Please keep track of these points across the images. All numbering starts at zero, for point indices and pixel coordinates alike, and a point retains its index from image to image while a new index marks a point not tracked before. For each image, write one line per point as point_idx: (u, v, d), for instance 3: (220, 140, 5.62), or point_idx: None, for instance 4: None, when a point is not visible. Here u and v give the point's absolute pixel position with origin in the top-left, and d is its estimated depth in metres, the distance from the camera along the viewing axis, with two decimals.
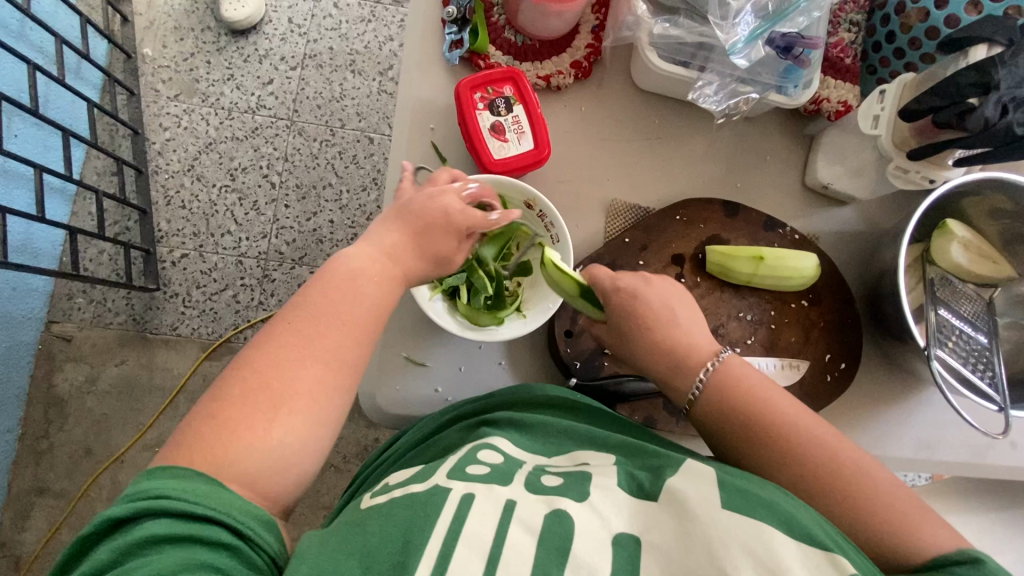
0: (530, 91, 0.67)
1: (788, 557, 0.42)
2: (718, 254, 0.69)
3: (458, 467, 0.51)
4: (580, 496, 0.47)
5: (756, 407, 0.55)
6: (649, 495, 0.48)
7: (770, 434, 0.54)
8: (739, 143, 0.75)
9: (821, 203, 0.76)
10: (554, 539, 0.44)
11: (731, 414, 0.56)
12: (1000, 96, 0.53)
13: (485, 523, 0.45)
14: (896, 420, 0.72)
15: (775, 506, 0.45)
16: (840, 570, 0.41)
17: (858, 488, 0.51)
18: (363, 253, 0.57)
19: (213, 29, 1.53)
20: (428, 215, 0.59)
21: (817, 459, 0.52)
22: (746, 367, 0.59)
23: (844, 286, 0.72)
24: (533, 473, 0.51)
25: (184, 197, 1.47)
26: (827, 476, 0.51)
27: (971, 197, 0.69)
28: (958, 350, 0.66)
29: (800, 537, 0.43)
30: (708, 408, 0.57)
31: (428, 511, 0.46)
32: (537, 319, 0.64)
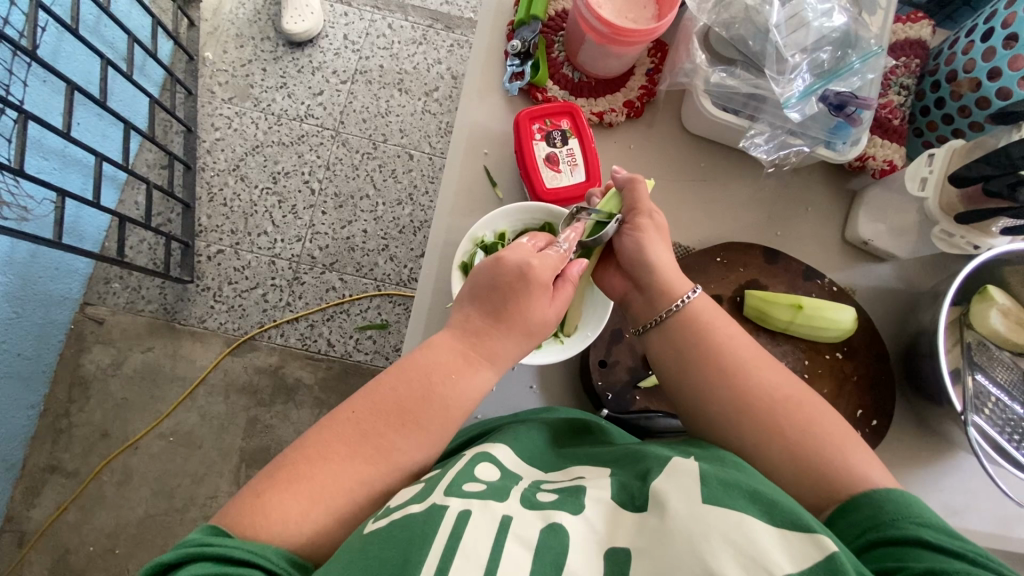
0: (587, 126, 0.67)
1: (771, 548, 0.41)
2: (757, 298, 0.69)
3: (455, 483, 0.50)
4: (575, 509, 0.48)
5: (709, 340, 0.60)
6: (636, 504, 0.48)
7: (716, 364, 0.59)
8: (781, 192, 0.78)
9: (860, 257, 0.77)
10: (551, 554, 0.44)
11: (683, 345, 0.60)
12: None
13: (481, 536, 0.45)
14: (925, 483, 0.71)
15: (757, 498, 0.45)
16: (824, 550, 0.41)
17: (791, 421, 0.55)
18: (450, 347, 0.59)
19: (272, 39, 1.60)
20: (514, 282, 0.59)
21: (753, 390, 0.57)
22: (712, 307, 0.62)
23: (880, 342, 0.72)
24: (528, 489, 0.51)
25: (227, 195, 1.52)
26: (758, 406, 0.56)
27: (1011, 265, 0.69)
28: (994, 418, 0.66)
29: (782, 524, 0.43)
30: (659, 336, 0.62)
31: (424, 530, 0.45)
32: (576, 346, 0.65)
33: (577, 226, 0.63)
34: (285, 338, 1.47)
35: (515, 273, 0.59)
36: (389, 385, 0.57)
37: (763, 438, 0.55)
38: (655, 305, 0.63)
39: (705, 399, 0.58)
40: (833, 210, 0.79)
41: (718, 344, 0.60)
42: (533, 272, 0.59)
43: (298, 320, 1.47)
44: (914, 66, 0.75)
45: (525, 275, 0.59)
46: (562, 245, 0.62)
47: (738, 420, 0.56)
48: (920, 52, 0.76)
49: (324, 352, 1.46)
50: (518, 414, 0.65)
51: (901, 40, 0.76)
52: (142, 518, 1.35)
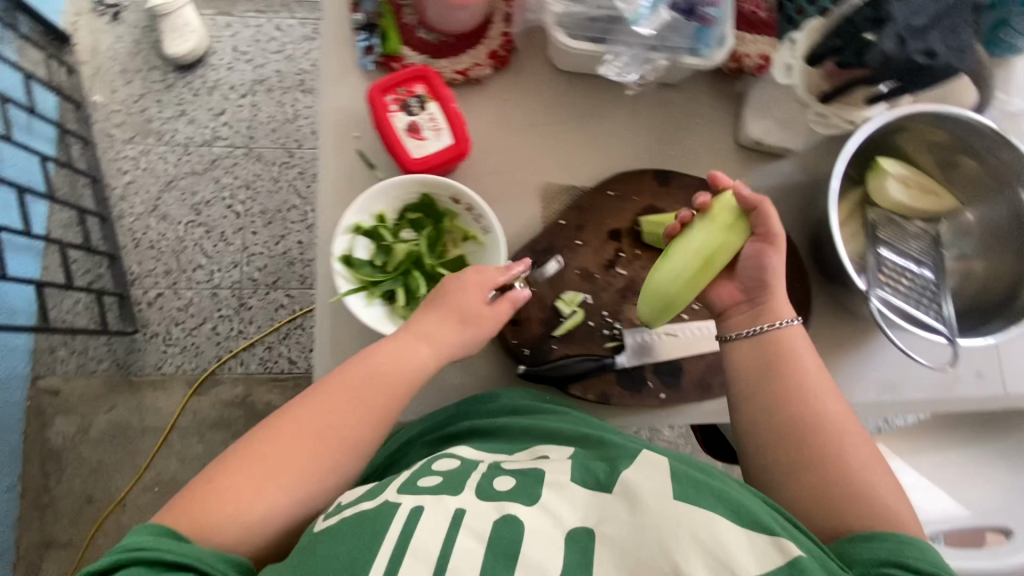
0: (443, 87, 0.64)
1: (735, 548, 0.44)
2: (651, 224, 0.68)
3: (410, 481, 0.53)
4: (530, 499, 0.50)
5: (792, 364, 0.61)
6: (604, 486, 0.50)
7: (794, 380, 0.60)
8: (667, 109, 0.77)
9: (756, 158, 0.77)
10: (504, 544, 0.46)
11: (766, 358, 0.61)
12: (896, 29, 0.52)
13: (434, 532, 0.46)
14: (851, 365, 0.73)
15: (726, 497, 0.48)
16: (785, 554, 0.44)
17: (833, 453, 0.56)
18: (403, 338, 0.59)
19: (159, 67, 1.53)
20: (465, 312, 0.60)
21: (823, 409, 0.58)
22: (803, 338, 0.62)
23: (786, 238, 0.72)
24: (485, 476, 0.53)
25: (152, 237, 1.47)
26: (822, 427, 0.57)
27: (899, 132, 0.70)
28: (900, 288, 0.66)
29: (748, 524, 0.46)
30: (742, 349, 0.63)
31: (377, 526, 0.47)
32: (477, 312, 0.62)
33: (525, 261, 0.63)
34: (246, 367, 1.45)
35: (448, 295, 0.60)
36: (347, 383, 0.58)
37: (818, 452, 0.57)
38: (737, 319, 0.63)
39: (772, 410, 0.59)
40: (722, 117, 0.77)
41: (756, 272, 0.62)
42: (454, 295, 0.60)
43: (254, 345, 1.45)
44: None
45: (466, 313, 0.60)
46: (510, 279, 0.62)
47: (803, 433, 0.58)
48: None
49: (288, 372, 1.45)
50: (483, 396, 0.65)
51: None
52: None
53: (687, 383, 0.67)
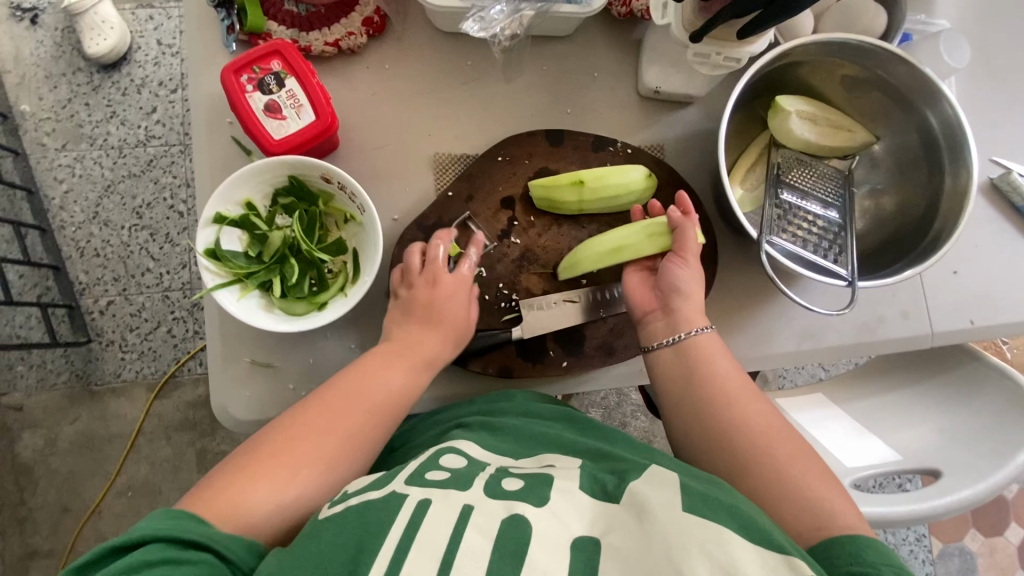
0: (302, 61, 0.60)
1: (743, 559, 0.40)
2: (540, 187, 0.65)
3: (418, 473, 0.50)
4: (540, 501, 0.46)
5: (706, 373, 0.58)
6: (613, 498, 0.47)
7: (711, 392, 0.57)
8: (563, 63, 0.72)
9: (660, 108, 0.72)
10: (510, 546, 0.42)
11: (679, 375, 0.59)
12: None
13: (439, 527, 0.43)
14: (769, 316, 0.70)
15: (736, 512, 0.44)
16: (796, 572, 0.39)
17: (762, 459, 0.53)
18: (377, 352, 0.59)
19: (84, 69, 1.46)
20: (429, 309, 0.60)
21: (746, 414, 0.55)
22: (719, 347, 0.60)
23: (689, 191, 0.68)
24: (494, 476, 0.50)
25: (96, 245, 1.44)
26: (744, 435, 0.54)
27: (797, 65, 0.66)
28: (801, 234, 0.63)
29: (758, 540, 0.42)
30: (659, 369, 0.60)
31: (380, 518, 0.44)
32: (357, 295, 0.59)
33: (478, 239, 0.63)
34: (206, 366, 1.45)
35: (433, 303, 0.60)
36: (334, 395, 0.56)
37: (750, 460, 0.53)
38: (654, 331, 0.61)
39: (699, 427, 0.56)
40: (622, 67, 0.72)
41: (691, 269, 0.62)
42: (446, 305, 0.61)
43: None
44: None
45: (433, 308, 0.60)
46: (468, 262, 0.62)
47: (729, 442, 0.54)
48: None
49: None
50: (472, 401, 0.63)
51: None
52: None
53: (589, 348, 0.65)
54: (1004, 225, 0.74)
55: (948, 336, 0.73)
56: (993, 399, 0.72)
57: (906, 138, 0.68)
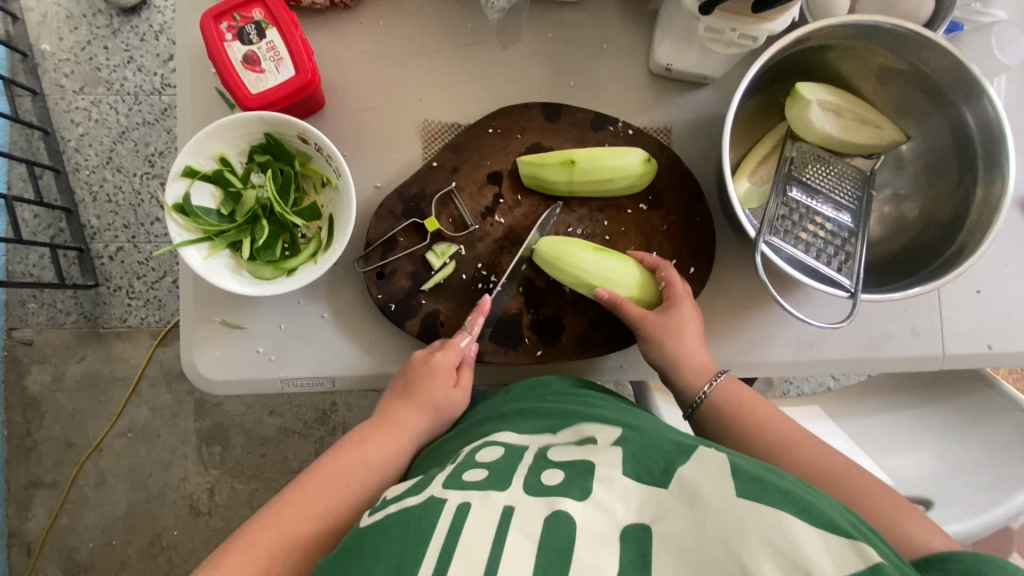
0: (284, 10, 0.57)
1: (810, 548, 0.35)
2: (529, 164, 0.61)
3: (454, 474, 0.45)
4: (582, 494, 0.40)
5: (746, 419, 0.55)
6: (657, 480, 0.41)
7: (760, 434, 0.54)
8: (572, 31, 0.66)
9: (672, 88, 0.66)
10: (557, 545, 0.37)
11: (720, 423, 0.56)
12: None
13: (482, 534, 0.38)
14: (764, 322, 0.65)
15: (790, 493, 0.38)
16: (866, 560, 0.34)
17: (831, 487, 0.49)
18: (376, 424, 0.56)
19: (104, 11, 1.29)
20: (420, 380, 0.58)
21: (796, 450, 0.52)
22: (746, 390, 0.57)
23: (692, 180, 0.64)
24: (532, 469, 0.44)
25: (109, 191, 1.29)
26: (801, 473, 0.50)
27: (823, 50, 0.60)
28: (809, 238, 0.58)
29: (821, 524, 0.36)
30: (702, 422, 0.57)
31: (420, 528, 0.39)
32: (324, 265, 0.57)
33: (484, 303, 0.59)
34: None
35: (420, 365, 0.58)
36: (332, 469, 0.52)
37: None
38: (689, 384, 0.58)
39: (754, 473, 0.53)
40: (633, 39, 0.66)
41: (669, 322, 0.58)
42: (435, 360, 0.58)
43: None
44: None
45: (424, 377, 0.57)
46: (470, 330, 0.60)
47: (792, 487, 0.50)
48: None
49: None
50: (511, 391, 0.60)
51: None
52: (128, 509, 1.29)
53: (566, 339, 0.62)
54: None
55: (962, 360, 0.67)
56: (1006, 430, 0.68)
57: (938, 140, 0.61)
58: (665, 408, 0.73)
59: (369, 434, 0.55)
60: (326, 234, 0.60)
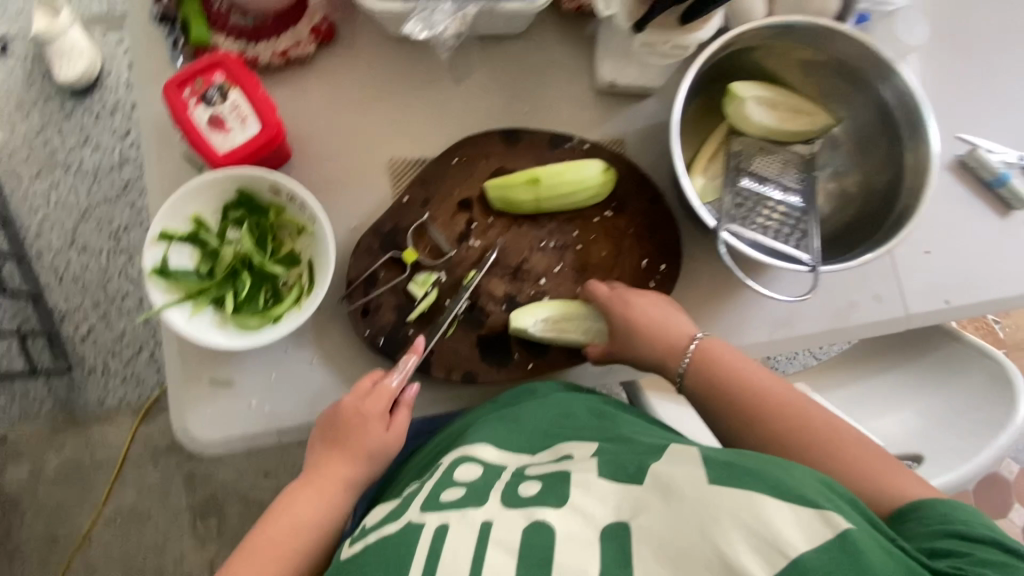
0: (245, 72, 0.59)
1: (781, 523, 0.38)
2: (496, 188, 0.64)
3: (432, 496, 0.49)
4: (558, 501, 0.45)
5: (731, 383, 0.58)
6: (633, 478, 0.46)
7: (752, 400, 0.56)
8: (519, 61, 0.70)
9: (619, 102, 0.71)
10: (535, 552, 0.42)
11: (718, 396, 0.58)
12: None
13: (462, 550, 0.43)
14: (737, 308, 0.68)
15: (762, 475, 0.42)
16: (834, 527, 0.38)
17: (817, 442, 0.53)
18: (306, 481, 0.58)
19: (55, 96, 1.29)
20: (347, 431, 0.58)
21: (789, 414, 0.55)
22: (728, 351, 0.60)
23: (650, 183, 0.67)
24: (509, 483, 0.49)
25: (75, 272, 1.27)
26: (788, 428, 0.54)
27: (748, 52, 0.65)
28: (765, 222, 0.62)
29: (792, 498, 0.40)
30: (699, 395, 0.59)
31: (402, 552, 0.44)
32: (310, 308, 0.58)
33: (416, 345, 0.60)
34: None
35: (351, 415, 0.58)
36: (271, 532, 0.56)
37: (810, 458, 0.53)
38: (671, 356, 0.60)
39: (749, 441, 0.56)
40: (576, 62, 0.71)
41: (631, 299, 0.61)
42: (364, 408, 0.58)
43: None
44: None
45: (352, 426, 0.58)
46: (401, 370, 0.59)
47: (788, 446, 0.54)
48: None
49: None
50: (498, 402, 0.60)
51: None
52: None
53: (555, 350, 0.64)
54: (972, 200, 0.73)
55: (925, 317, 0.71)
56: (974, 380, 0.72)
57: (865, 119, 0.67)
58: (660, 407, 0.75)
59: (300, 490, 0.58)
60: (308, 278, 0.61)
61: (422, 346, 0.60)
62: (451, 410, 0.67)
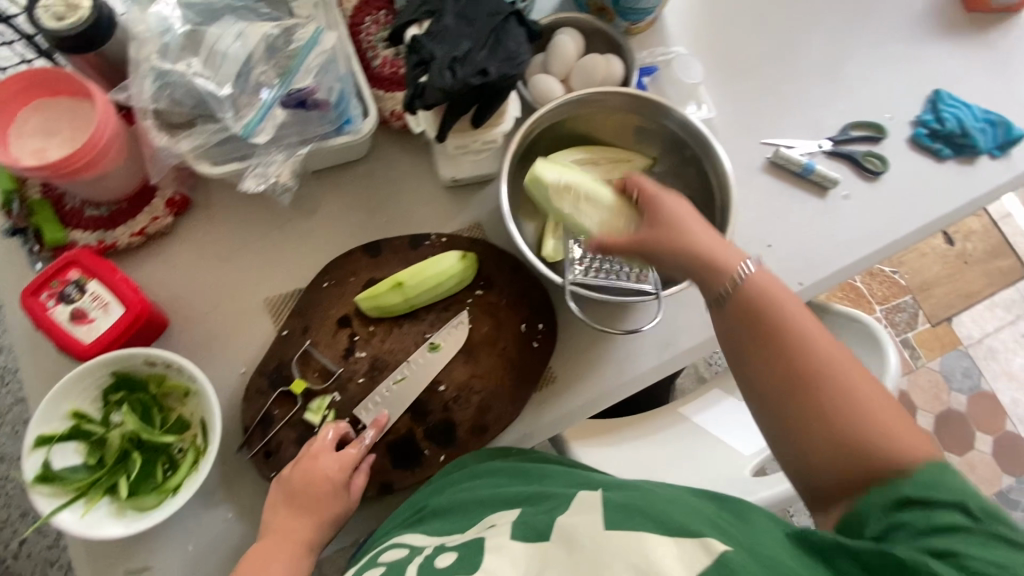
0: (98, 262, 0.62)
1: (662, 559, 0.40)
2: (366, 299, 0.67)
3: None
4: (472, 568, 0.46)
5: (793, 314, 0.49)
6: (542, 535, 0.47)
7: (811, 346, 0.48)
8: (368, 178, 0.76)
9: (467, 190, 0.78)
10: None
11: (764, 316, 0.50)
12: (442, 61, 0.54)
13: None
14: (621, 343, 0.73)
15: (652, 515, 0.44)
16: (712, 552, 0.40)
17: (863, 400, 0.45)
18: (264, 548, 0.59)
19: None
20: (307, 491, 0.60)
21: (841, 370, 0.47)
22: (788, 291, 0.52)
23: (509, 255, 0.73)
24: (428, 558, 0.50)
25: None
26: (837, 375, 0.46)
27: (558, 124, 0.74)
28: (609, 266, 0.69)
29: (675, 532, 0.42)
30: (734, 308, 0.52)
31: None
32: (205, 469, 0.58)
33: (378, 419, 0.64)
34: None
35: (313, 477, 0.60)
36: None
37: (852, 410, 0.45)
38: (719, 273, 0.53)
39: (766, 373, 0.49)
40: (420, 165, 0.78)
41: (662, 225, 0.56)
42: (321, 466, 0.61)
43: None
44: (383, 18, 0.74)
45: (313, 488, 0.60)
46: (363, 441, 0.63)
47: (840, 398, 0.46)
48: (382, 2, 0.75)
49: None
50: (428, 487, 0.63)
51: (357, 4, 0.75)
52: None
53: (461, 434, 0.66)
54: (793, 191, 0.83)
55: None
56: (848, 343, 0.78)
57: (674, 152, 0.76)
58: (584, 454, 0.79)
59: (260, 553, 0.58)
60: (201, 439, 0.62)
61: (383, 418, 0.64)
62: (379, 520, 0.67)
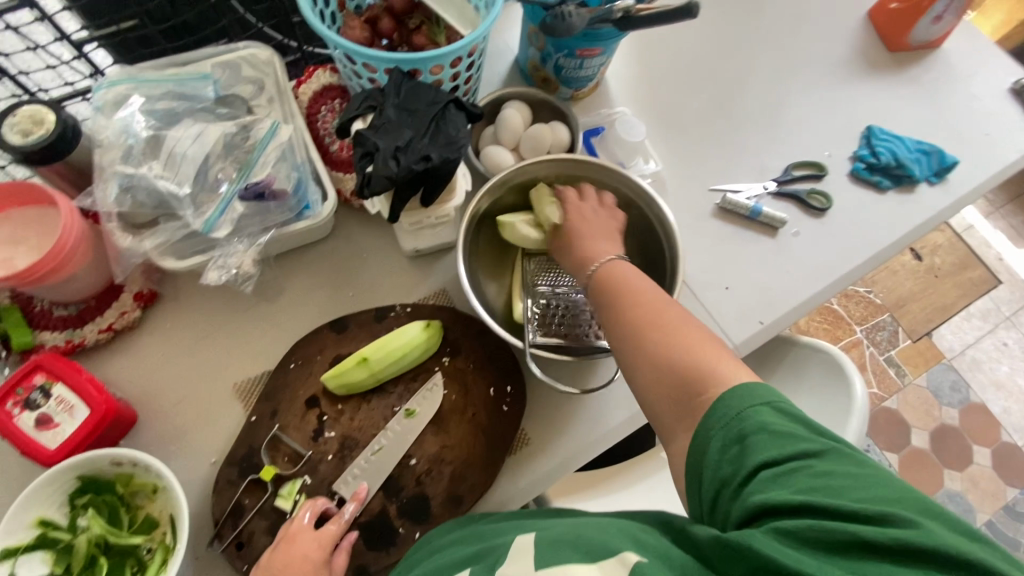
0: (64, 365, 0.63)
1: None
2: (333, 378, 0.68)
3: None
4: None
5: (644, 288, 0.61)
6: None
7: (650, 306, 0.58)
8: (332, 256, 0.79)
9: (429, 259, 0.80)
10: None
11: (617, 289, 0.62)
12: (386, 151, 0.58)
13: None
14: (591, 398, 0.74)
15: (578, 541, 0.44)
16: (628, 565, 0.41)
17: (681, 341, 0.54)
18: None
19: None
20: (284, 573, 0.58)
21: (670, 319, 0.56)
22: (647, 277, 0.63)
23: (474, 320, 0.75)
24: None
25: None
26: (667, 322, 0.56)
27: (512, 191, 0.77)
28: (565, 326, 0.72)
29: (598, 555, 0.43)
30: (597, 284, 0.64)
31: None
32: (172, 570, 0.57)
33: (359, 493, 0.64)
34: None
35: (293, 556, 0.58)
36: None
37: (670, 345, 0.54)
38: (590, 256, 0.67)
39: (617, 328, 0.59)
40: (383, 239, 0.80)
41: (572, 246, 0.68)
42: (300, 543, 0.59)
43: None
44: (338, 108, 0.79)
45: (292, 569, 0.58)
46: (342, 516, 0.62)
47: (662, 339, 0.55)
48: (338, 93, 0.80)
49: None
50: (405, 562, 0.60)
51: (312, 96, 0.79)
52: None
53: (435, 507, 0.66)
54: (745, 233, 0.86)
55: (750, 341, 0.81)
56: (815, 376, 0.79)
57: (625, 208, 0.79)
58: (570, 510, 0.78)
59: None
60: (169, 537, 0.61)
61: (365, 492, 0.64)
62: None
